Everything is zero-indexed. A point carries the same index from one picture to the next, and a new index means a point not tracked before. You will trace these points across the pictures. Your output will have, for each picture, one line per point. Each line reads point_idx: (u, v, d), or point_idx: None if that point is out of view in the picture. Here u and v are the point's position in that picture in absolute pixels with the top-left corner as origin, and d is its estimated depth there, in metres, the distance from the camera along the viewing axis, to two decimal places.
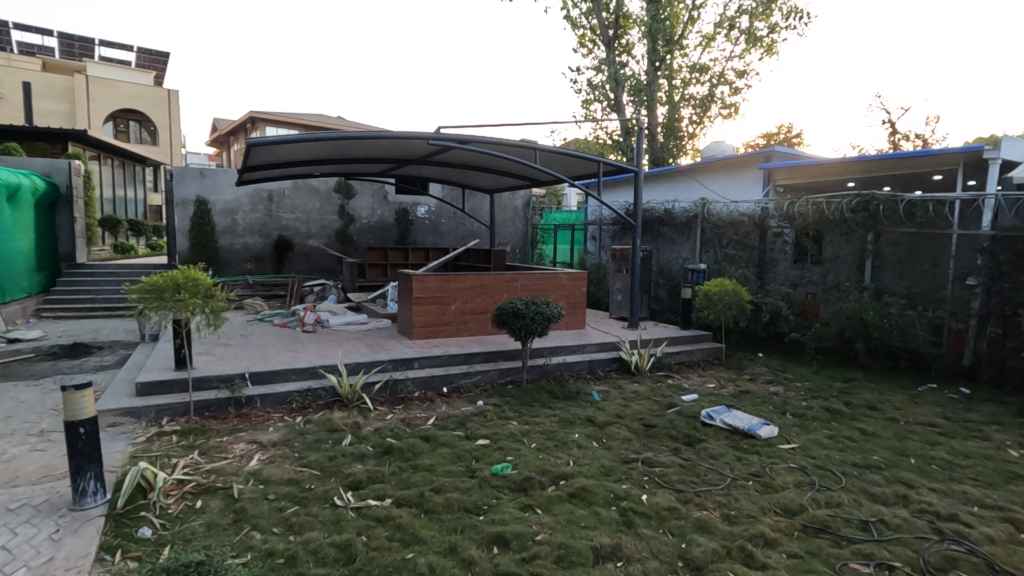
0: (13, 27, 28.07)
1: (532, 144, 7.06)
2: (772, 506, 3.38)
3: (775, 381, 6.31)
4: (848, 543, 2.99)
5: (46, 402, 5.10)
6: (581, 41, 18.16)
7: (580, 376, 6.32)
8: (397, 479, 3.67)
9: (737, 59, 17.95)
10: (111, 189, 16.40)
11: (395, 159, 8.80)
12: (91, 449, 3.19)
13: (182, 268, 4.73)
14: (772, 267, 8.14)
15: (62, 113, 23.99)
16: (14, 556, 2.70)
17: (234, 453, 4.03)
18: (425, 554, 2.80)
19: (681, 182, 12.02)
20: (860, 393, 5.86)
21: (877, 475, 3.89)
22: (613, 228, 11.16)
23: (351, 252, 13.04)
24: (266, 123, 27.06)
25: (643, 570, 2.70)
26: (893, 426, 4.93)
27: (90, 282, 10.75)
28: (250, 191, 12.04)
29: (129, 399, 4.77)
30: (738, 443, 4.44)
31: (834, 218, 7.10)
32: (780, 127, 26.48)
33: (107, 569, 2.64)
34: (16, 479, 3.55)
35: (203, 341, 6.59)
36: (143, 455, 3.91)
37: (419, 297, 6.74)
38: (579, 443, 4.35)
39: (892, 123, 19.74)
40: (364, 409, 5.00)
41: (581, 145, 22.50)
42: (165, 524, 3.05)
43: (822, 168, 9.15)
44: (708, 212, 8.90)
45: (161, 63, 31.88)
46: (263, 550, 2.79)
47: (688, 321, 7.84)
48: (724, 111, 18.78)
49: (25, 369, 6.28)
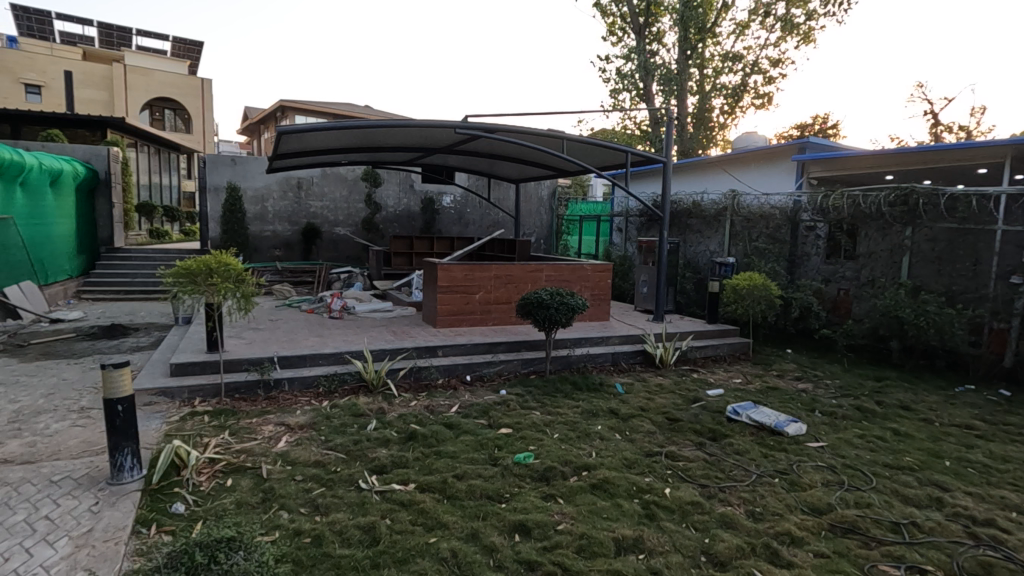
0: (56, 17, 29.08)
1: (560, 134, 6.99)
2: (799, 504, 3.32)
3: (804, 378, 6.17)
4: (878, 544, 2.92)
5: (86, 380, 5.30)
6: (611, 29, 17.90)
7: (603, 368, 6.29)
8: (420, 464, 3.71)
9: (771, 47, 17.54)
10: (147, 175, 16.87)
11: (422, 149, 8.84)
12: (128, 426, 3.29)
13: (214, 253, 4.83)
14: (804, 261, 7.96)
15: (102, 101, 24.81)
16: (56, 526, 2.82)
17: (263, 435, 4.13)
18: (447, 539, 2.84)
19: (711, 174, 11.82)
20: (893, 393, 5.69)
21: (909, 476, 3.78)
22: (640, 219, 11.06)
23: (377, 240, 13.18)
24: (297, 111, 27.49)
25: (665, 563, 2.68)
26: (928, 427, 4.78)
27: (126, 265, 11.08)
28: (280, 178, 12.25)
29: (164, 379, 4.93)
30: (763, 439, 4.38)
31: (870, 212, 6.90)
32: (815, 119, 25.71)
33: (143, 541, 2.74)
34: (59, 453, 3.70)
35: (234, 325, 6.74)
36: (176, 434, 4.04)
37: (443, 286, 6.78)
38: (602, 435, 4.34)
39: (934, 115, 18.97)
40: (389, 395, 5.07)
41: (609, 135, 22.24)
42: (197, 500, 3.15)
43: (858, 161, 8.86)
44: (738, 204, 8.71)
45: (197, 52, 32.65)
46: (290, 530, 2.86)
47: (715, 315, 7.72)
48: (758, 101, 18.31)
49: (67, 349, 6.53)
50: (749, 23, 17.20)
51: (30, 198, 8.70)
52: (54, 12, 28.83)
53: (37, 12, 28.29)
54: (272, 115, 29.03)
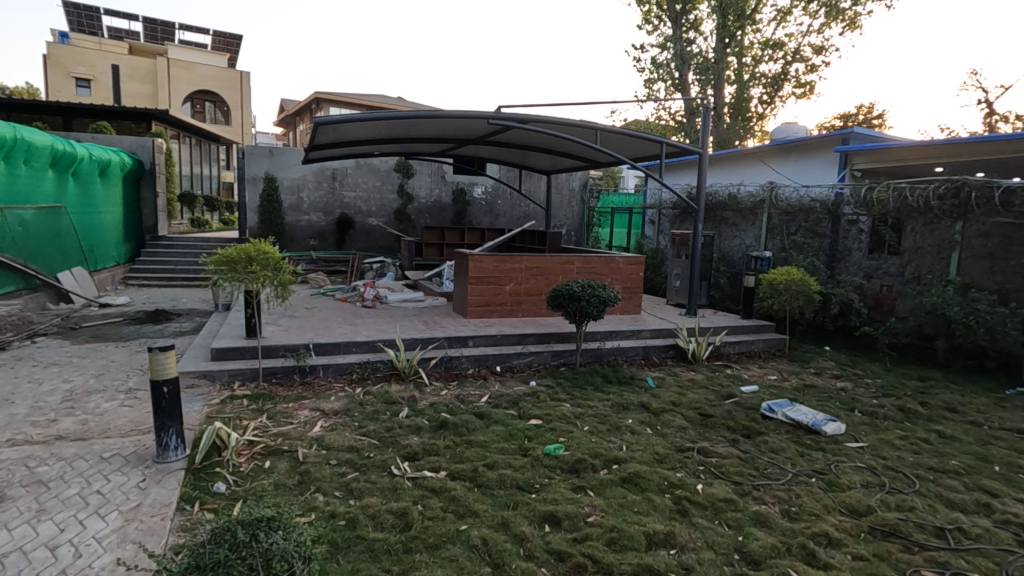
0: (104, 13, 30.18)
1: (593, 124, 6.88)
2: (837, 505, 3.24)
3: (843, 377, 5.99)
4: (921, 549, 2.83)
5: (133, 363, 5.53)
6: (646, 17, 17.58)
7: (634, 362, 6.23)
8: (451, 452, 3.76)
9: (815, 34, 16.96)
10: (188, 165, 17.40)
11: (454, 140, 8.86)
12: (173, 407, 3.42)
13: (253, 242, 4.94)
14: (845, 256, 7.69)
15: (147, 94, 25.73)
16: (107, 500, 2.96)
17: (299, 419, 4.24)
18: (478, 527, 2.86)
19: (749, 166, 11.50)
20: (939, 393, 5.47)
21: (955, 480, 3.64)
22: (673, 212, 10.85)
23: (409, 231, 13.31)
24: (331, 103, 27.90)
25: (697, 560, 2.65)
26: (975, 430, 4.59)
27: (170, 253, 11.46)
28: (315, 168, 12.47)
29: (205, 363, 5.11)
30: (800, 438, 4.27)
31: (918, 206, 6.59)
32: (859, 108, 24.71)
33: (187, 518, 2.85)
34: (109, 431, 3.88)
35: (271, 312, 6.92)
36: (217, 416, 4.19)
37: (474, 276, 6.81)
38: (633, 429, 4.30)
39: (989, 103, 18.01)
40: (420, 383, 5.14)
41: (643, 126, 21.89)
42: (237, 480, 3.26)
43: (906, 152, 8.47)
44: (777, 196, 8.46)
45: (235, 45, 33.46)
46: (326, 512, 2.94)
47: (749, 310, 7.55)
48: (799, 90, 17.75)
49: (115, 332, 6.82)
50: (791, 9, 16.64)
51: (81, 188, 9.10)
52: (102, 8, 29.91)
53: (86, 8, 29.34)
54: (307, 107, 29.54)
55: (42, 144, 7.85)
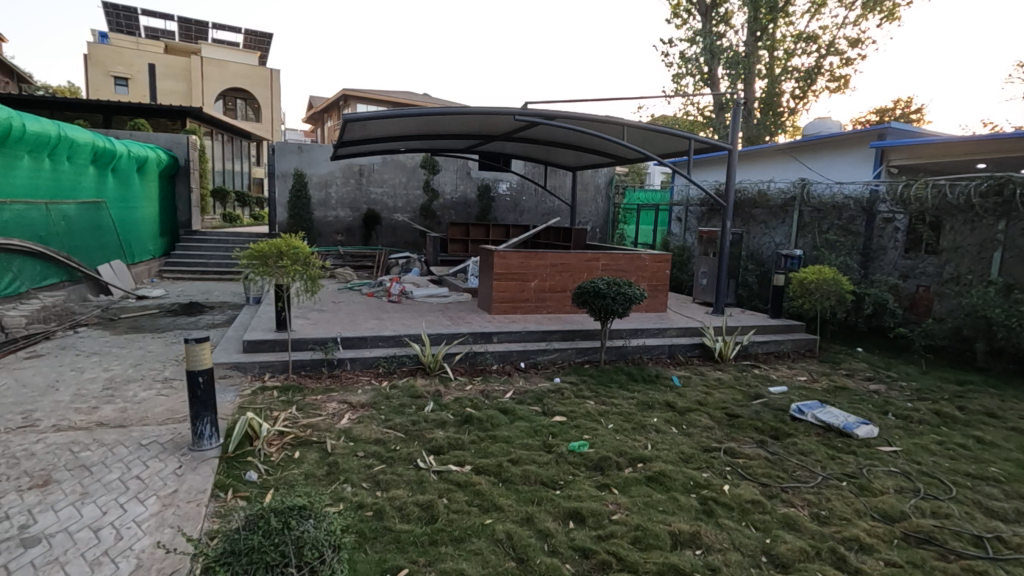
0: (142, 13, 31.11)
1: (619, 120, 6.84)
2: (869, 510, 3.16)
3: (876, 378, 5.84)
4: (957, 558, 2.75)
5: (168, 353, 5.70)
6: (675, 11, 17.33)
7: (659, 360, 6.17)
8: (475, 447, 3.79)
9: (850, 26, 16.47)
10: (221, 162, 17.84)
11: (481, 136, 8.90)
12: (207, 397, 3.52)
13: (284, 236, 5.03)
14: (879, 255, 7.46)
15: (182, 92, 26.49)
16: (146, 485, 3.07)
17: (327, 411, 4.33)
18: (502, 521, 2.89)
19: (780, 162, 11.29)
20: (978, 398, 5.29)
21: (994, 488, 3.52)
22: (700, 209, 10.71)
23: (434, 227, 13.41)
24: (359, 100, 28.24)
25: (723, 561, 2.62)
26: (1017, 437, 4.42)
27: (203, 247, 11.76)
28: (344, 164, 12.65)
29: (237, 355, 5.24)
30: (830, 440, 4.18)
31: (958, 203, 6.36)
32: (896, 102, 23.94)
33: (221, 505, 2.94)
34: (146, 419, 4.01)
35: (300, 306, 7.06)
36: (249, 406, 4.30)
37: (498, 273, 6.83)
38: (658, 428, 4.26)
39: None
40: (445, 378, 5.19)
41: (672, 122, 21.60)
42: (268, 470, 3.35)
43: (946, 149, 8.18)
44: (809, 193, 8.26)
45: (266, 44, 34.19)
46: (354, 503, 3.00)
47: (779, 310, 7.41)
48: (833, 84, 17.28)
49: (152, 323, 7.05)
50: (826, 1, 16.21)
51: (120, 183, 9.39)
52: (140, 9, 30.83)
53: (125, 9, 30.23)
54: (335, 104, 29.97)
55: (85, 142, 8.14)
